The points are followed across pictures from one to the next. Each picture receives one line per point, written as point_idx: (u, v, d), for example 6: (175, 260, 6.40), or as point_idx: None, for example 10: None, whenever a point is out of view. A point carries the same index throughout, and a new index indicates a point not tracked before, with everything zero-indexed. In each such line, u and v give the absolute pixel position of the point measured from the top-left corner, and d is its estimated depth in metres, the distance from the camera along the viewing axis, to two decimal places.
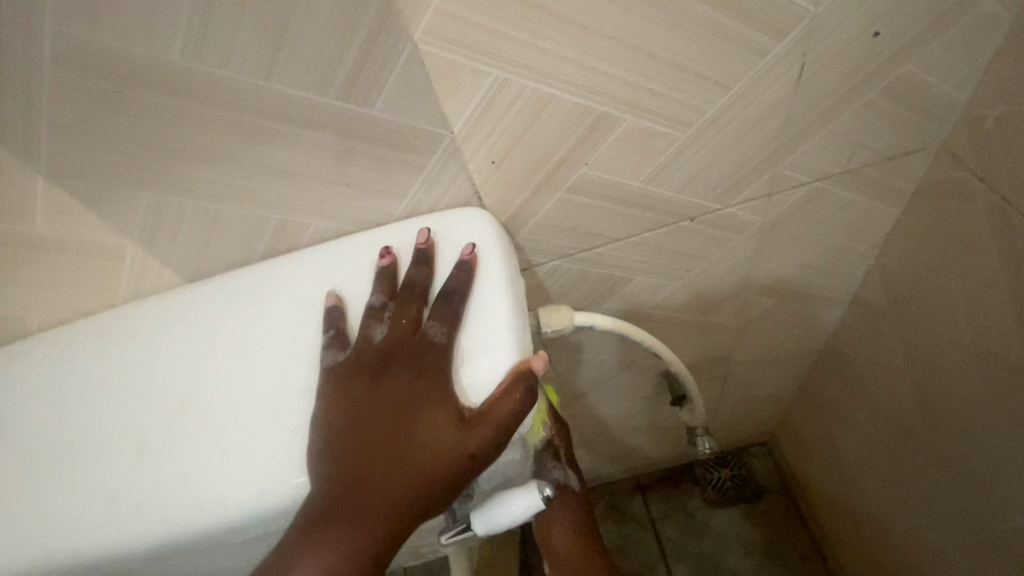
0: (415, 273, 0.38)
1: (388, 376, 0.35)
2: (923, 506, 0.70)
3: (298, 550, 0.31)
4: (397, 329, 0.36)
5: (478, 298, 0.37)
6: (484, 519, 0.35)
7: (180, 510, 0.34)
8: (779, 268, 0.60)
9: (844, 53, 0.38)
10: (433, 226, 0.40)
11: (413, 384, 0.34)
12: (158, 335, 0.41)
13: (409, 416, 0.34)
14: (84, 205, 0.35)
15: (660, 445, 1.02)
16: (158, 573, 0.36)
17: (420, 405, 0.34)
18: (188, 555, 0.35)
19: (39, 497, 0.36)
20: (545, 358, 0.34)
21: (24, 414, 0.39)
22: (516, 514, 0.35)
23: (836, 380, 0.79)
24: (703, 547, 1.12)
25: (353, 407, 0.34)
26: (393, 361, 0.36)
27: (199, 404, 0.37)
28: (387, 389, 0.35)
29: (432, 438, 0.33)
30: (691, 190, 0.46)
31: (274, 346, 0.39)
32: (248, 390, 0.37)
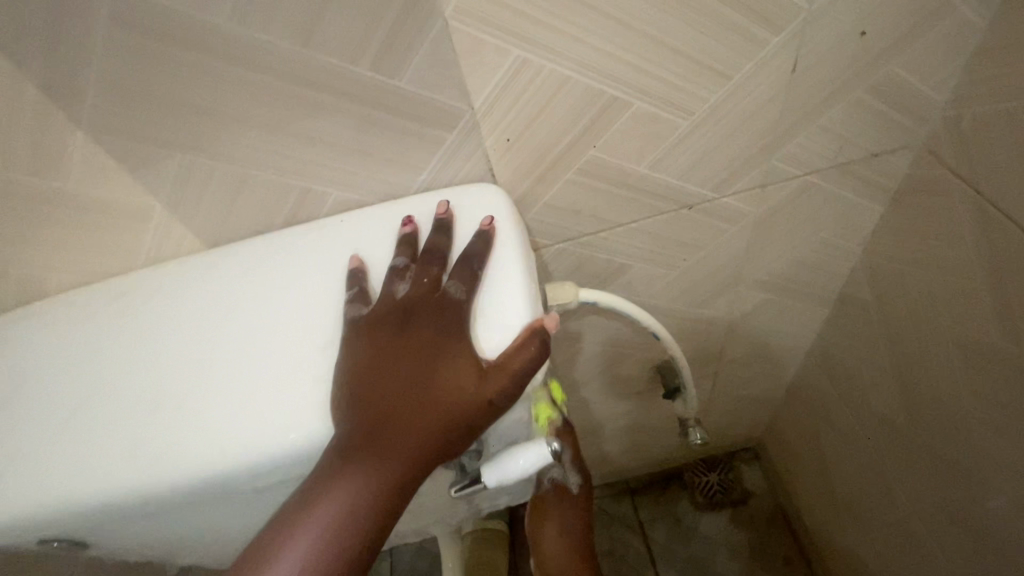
0: (435, 239, 0.40)
1: (411, 330, 0.37)
2: (905, 497, 0.72)
3: (325, 484, 0.33)
4: (417, 288, 0.38)
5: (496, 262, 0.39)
6: (497, 470, 0.37)
7: (202, 452, 0.35)
8: (770, 263, 0.63)
9: (836, 51, 0.41)
10: (452, 199, 0.42)
11: (433, 337, 0.36)
12: (180, 295, 0.42)
13: (430, 366, 0.35)
14: (118, 165, 0.37)
15: (651, 442, 1.04)
16: (175, 518, 0.38)
17: (439, 355, 0.36)
18: (207, 499, 0.36)
19: (64, 442, 0.37)
20: (557, 317, 0.36)
21: (48, 368, 0.41)
22: (527, 466, 0.36)
23: (824, 379, 0.82)
24: (690, 549, 1.15)
25: (376, 356, 0.36)
26: (414, 315, 0.37)
27: (223, 357, 0.39)
28: (408, 341, 0.36)
29: (452, 386, 0.35)
30: (691, 178, 0.49)
31: (295, 305, 0.40)
32: (270, 344, 0.39)
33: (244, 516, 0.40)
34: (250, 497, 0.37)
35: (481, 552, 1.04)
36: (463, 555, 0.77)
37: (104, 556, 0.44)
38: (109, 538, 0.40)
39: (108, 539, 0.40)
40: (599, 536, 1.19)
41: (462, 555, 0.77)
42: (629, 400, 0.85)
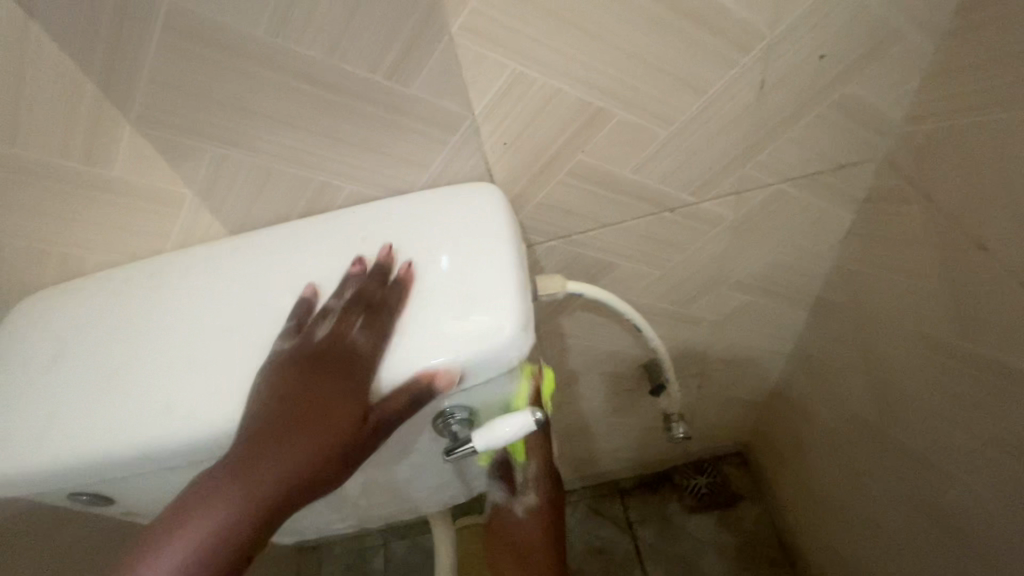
0: (371, 283, 0.43)
1: (313, 370, 0.39)
2: (878, 492, 0.76)
3: (192, 510, 0.34)
4: (333, 331, 0.41)
5: (487, 266, 0.43)
6: (486, 436, 0.41)
7: (216, 412, 0.40)
8: (749, 265, 0.67)
9: (799, 70, 0.46)
10: (396, 242, 0.46)
11: (331, 378, 0.39)
12: (207, 274, 0.47)
13: (321, 405, 0.38)
14: (158, 155, 0.42)
15: (639, 442, 1.07)
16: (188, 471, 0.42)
17: (328, 395, 0.38)
18: (220, 453, 0.41)
19: (95, 398, 0.42)
20: (454, 375, 0.39)
21: (85, 334, 0.46)
22: (513, 431, 0.40)
23: (803, 381, 0.86)
24: (678, 549, 1.18)
25: (273, 391, 0.38)
26: (320, 357, 0.40)
27: (243, 331, 0.44)
28: (308, 381, 0.39)
29: (331, 423, 0.38)
30: (673, 182, 0.53)
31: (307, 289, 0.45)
32: (282, 324, 0.43)
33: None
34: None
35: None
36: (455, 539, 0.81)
37: (133, 514, 0.48)
38: (143, 490, 0.44)
39: (143, 491, 0.44)
40: (590, 534, 1.22)
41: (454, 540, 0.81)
42: (618, 398, 0.89)
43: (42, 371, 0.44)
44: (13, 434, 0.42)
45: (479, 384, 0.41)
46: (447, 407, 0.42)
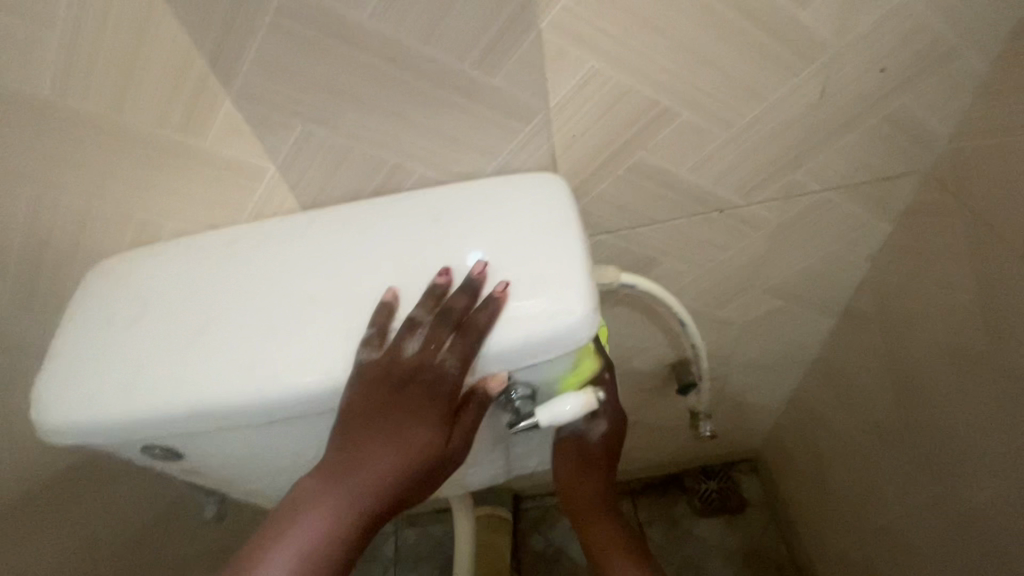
0: (459, 299, 0.42)
1: (404, 389, 0.42)
2: (895, 498, 0.77)
3: (305, 503, 0.41)
4: (423, 351, 0.42)
5: (558, 254, 0.44)
6: (547, 413, 0.44)
7: (303, 374, 0.42)
8: (784, 270, 0.69)
9: (857, 83, 0.48)
10: (487, 234, 0.46)
11: (419, 398, 0.43)
12: (285, 244, 0.49)
13: (408, 419, 0.43)
14: (249, 129, 0.44)
15: (655, 442, 1.09)
16: (271, 425, 0.44)
17: (416, 411, 0.43)
18: (302, 410, 0.43)
19: (180, 356, 0.44)
20: (502, 382, 0.43)
21: (166, 295, 0.47)
22: (574, 411, 0.44)
23: (824, 390, 0.88)
24: (685, 550, 1.19)
25: (368, 407, 0.42)
26: (411, 379, 0.42)
27: (324, 300, 0.45)
28: (400, 400, 0.42)
29: (419, 448, 0.43)
30: (724, 184, 0.56)
31: (384, 262, 0.46)
32: (361, 293, 0.45)
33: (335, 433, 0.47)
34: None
35: (486, 533, 1.09)
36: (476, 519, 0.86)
37: (201, 467, 0.50)
38: (212, 447, 0.47)
39: (212, 447, 0.47)
40: None
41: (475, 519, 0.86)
42: (641, 396, 0.91)
43: (122, 328, 0.46)
44: (101, 385, 0.44)
45: (543, 363, 0.43)
46: (511, 382, 0.44)
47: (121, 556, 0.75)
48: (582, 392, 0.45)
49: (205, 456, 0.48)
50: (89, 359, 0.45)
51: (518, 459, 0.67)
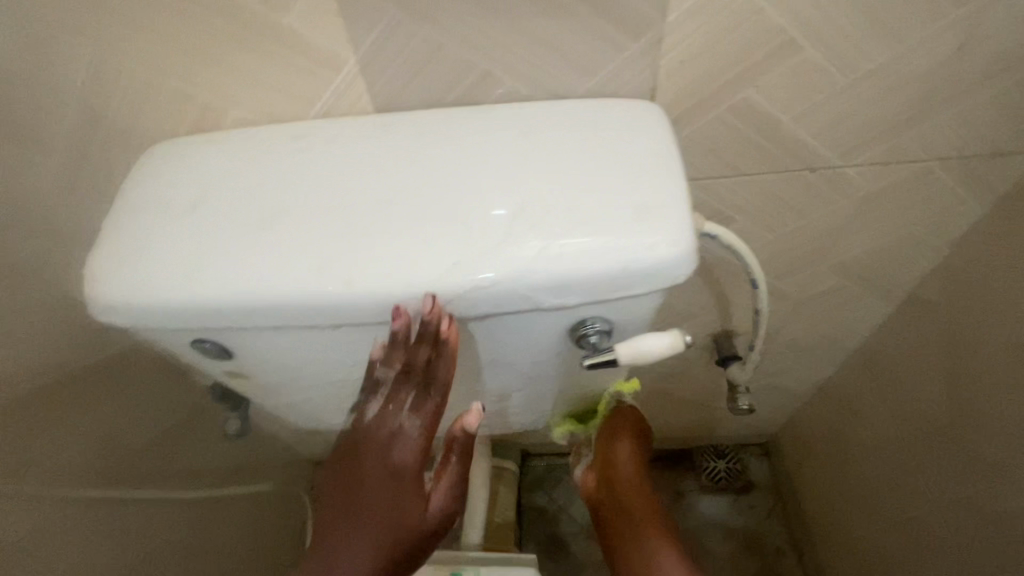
0: (412, 351, 0.41)
1: (378, 455, 0.47)
2: (927, 491, 0.76)
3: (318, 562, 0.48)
4: (389, 412, 0.46)
5: (664, 181, 0.40)
6: (633, 344, 0.40)
7: (375, 275, 0.38)
8: (857, 246, 0.65)
9: (1001, 37, 0.44)
10: (584, 151, 0.42)
11: (392, 463, 0.46)
12: (356, 142, 0.44)
13: (387, 484, 0.47)
14: (336, 9, 0.41)
15: (675, 413, 1.08)
16: (335, 329, 0.41)
17: (395, 476, 0.47)
18: (370, 315, 0.39)
19: (242, 246, 0.40)
20: (477, 414, 0.48)
21: (227, 185, 0.44)
22: (663, 345, 0.40)
23: (865, 382, 0.85)
24: (687, 523, 1.20)
25: (354, 471, 0.48)
26: (382, 442, 0.46)
27: (400, 201, 0.41)
28: (375, 466, 0.47)
29: (402, 512, 0.48)
30: (824, 139, 0.52)
31: (468, 168, 0.42)
32: (440, 197, 0.40)
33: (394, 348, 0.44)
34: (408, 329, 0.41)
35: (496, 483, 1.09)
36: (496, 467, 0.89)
37: (252, 369, 0.48)
38: (265, 347, 0.45)
39: (263, 348, 0.45)
40: None
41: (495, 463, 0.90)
42: (674, 364, 0.89)
43: (181, 214, 0.43)
44: (157, 269, 0.41)
45: (632, 298, 0.39)
46: (587, 315, 0.40)
47: (144, 456, 0.76)
48: (670, 330, 0.41)
49: (259, 358, 0.46)
50: (144, 242, 0.42)
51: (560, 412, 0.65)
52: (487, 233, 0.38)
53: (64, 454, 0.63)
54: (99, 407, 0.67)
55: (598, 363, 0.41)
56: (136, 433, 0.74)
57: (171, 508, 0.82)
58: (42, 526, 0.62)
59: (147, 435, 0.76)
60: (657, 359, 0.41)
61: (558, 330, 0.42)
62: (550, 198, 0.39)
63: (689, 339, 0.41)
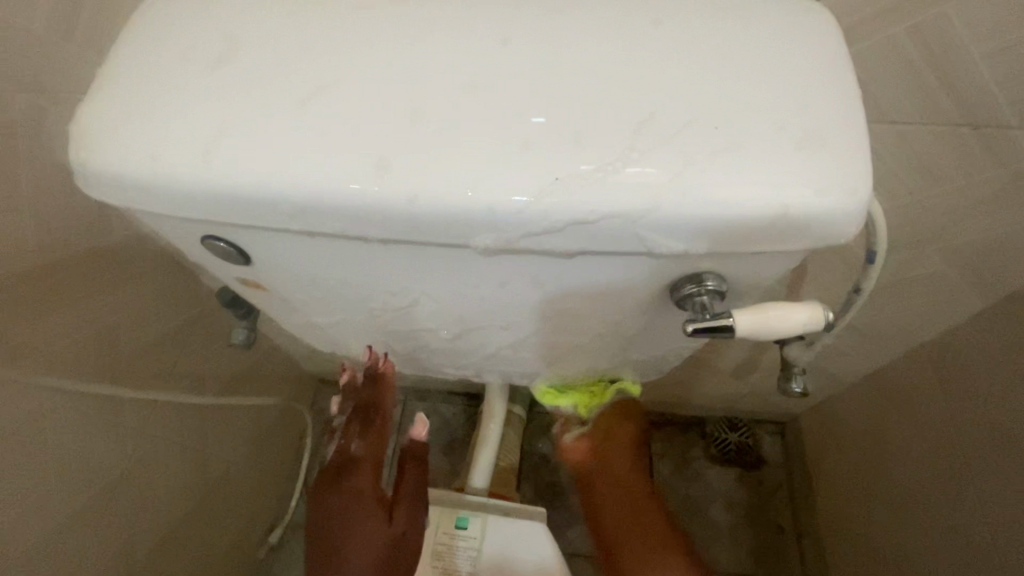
0: (359, 389, 0.56)
1: (335, 489, 0.53)
2: (980, 502, 0.70)
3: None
4: (344, 445, 0.54)
5: (846, 110, 0.30)
6: (759, 310, 0.32)
7: (445, 184, 0.29)
8: (981, 231, 0.56)
9: None
10: (742, 54, 0.31)
11: (346, 497, 0.53)
12: (439, 7, 0.34)
13: (345, 518, 0.53)
14: None
15: (703, 378, 1.04)
16: (378, 247, 0.33)
17: (351, 510, 0.53)
18: (426, 235, 0.30)
19: (275, 124, 0.31)
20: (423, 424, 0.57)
21: (263, 43, 0.34)
22: (801, 321, 0.32)
23: (926, 382, 0.77)
24: (690, 490, 1.18)
25: (318, 514, 0.54)
26: (338, 475, 0.54)
27: (492, 89, 0.31)
28: (332, 501, 0.53)
29: (368, 538, 0.53)
30: (1006, 88, 0.43)
31: (584, 57, 0.31)
32: (544, 90, 0.30)
33: (451, 281, 0.36)
34: (476, 259, 0.33)
35: None
36: (500, 414, 0.85)
37: (268, 279, 0.40)
38: (292, 258, 0.36)
39: (291, 259, 0.36)
40: None
41: (504, 405, 0.86)
42: None
43: (199, 72, 0.33)
44: (161, 139, 0.32)
45: (767, 256, 0.30)
46: (703, 270, 0.32)
47: (147, 354, 0.70)
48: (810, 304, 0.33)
49: (278, 268, 0.38)
50: (149, 102, 0.33)
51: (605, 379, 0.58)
52: (604, 147, 0.29)
53: (60, 340, 0.57)
54: (104, 294, 0.61)
55: (707, 332, 0.32)
56: (143, 328, 0.68)
57: (167, 409, 0.78)
58: (34, 412, 0.57)
59: (149, 331, 0.69)
60: (787, 337, 0.33)
61: (659, 285, 0.34)
62: (692, 112, 0.29)
63: (830, 317, 0.33)
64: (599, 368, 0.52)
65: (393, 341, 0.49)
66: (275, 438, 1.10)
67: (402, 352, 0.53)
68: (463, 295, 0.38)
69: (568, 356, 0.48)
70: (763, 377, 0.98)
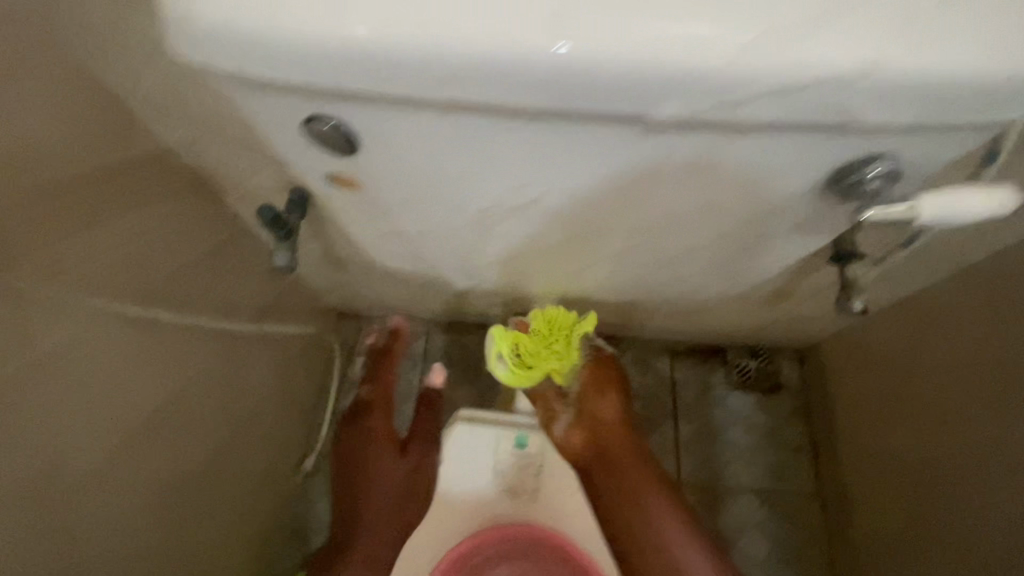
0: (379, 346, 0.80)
1: (354, 433, 0.77)
2: (1010, 415, 0.73)
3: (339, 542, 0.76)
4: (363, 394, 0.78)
5: None
6: (951, 200, 0.38)
7: (634, 45, 0.30)
8: None
9: None
10: None
11: (361, 441, 0.77)
12: None
13: (361, 460, 0.76)
14: None
15: (735, 310, 1.05)
16: (546, 121, 0.34)
17: (368, 453, 0.76)
18: (603, 100, 0.32)
19: None
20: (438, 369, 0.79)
21: None
22: (981, 209, 0.38)
23: (961, 303, 0.78)
24: (710, 414, 1.21)
25: (346, 455, 0.77)
26: (358, 421, 0.78)
27: None
28: (353, 446, 0.77)
29: (384, 475, 0.75)
30: None
31: None
32: None
33: (581, 148, 0.37)
34: (639, 133, 0.35)
35: None
36: None
37: (391, 165, 0.41)
38: (419, 131, 0.37)
39: (420, 131, 0.37)
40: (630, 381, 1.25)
41: None
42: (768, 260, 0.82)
43: None
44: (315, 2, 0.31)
45: (922, 124, 0.33)
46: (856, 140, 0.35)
47: (178, 278, 0.70)
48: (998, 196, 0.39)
49: (415, 148, 0.38)
50: None
51: (687, 278, 0.58)
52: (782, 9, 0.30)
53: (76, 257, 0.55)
54: (124, 218, 0.61)
55: (886, 220, 0.40)
56: (171, 256, 0.69)
57: (200, 338, 0.76)
58: (72, 337, 0.56)
59: (177, 256, 0.70)
60: (969, 222, 0.39)
61: (802, 157, 0.38)
62: None
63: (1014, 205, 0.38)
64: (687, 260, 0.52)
65: (496, 236, 0.50)
66: (301, 369, 1.09)
67: (492, 257, 0.52)
68: (606, 174, 0.40)
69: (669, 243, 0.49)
70: (797, 305, 1.00)
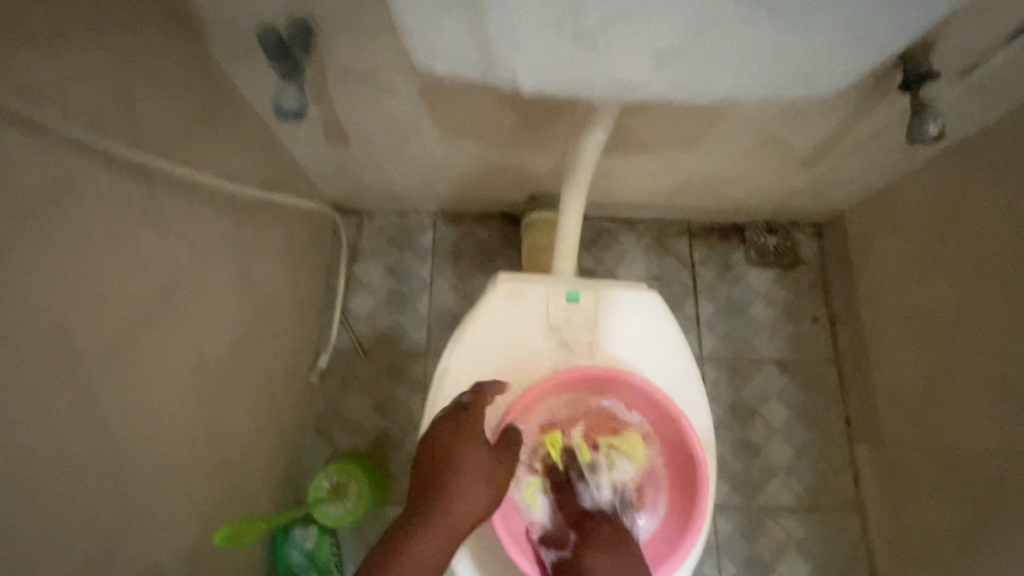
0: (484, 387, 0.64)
1: (445, 427, 0.60)
2: None
3: None
4: (462, 399, 0.62)
5: None
6: None
7: None
8: None
9: None
10: None
11: (451, 431, 0.60)
12: None
13: (446, 455, 0.58)
14: None
15: (766, 172, 0.99)
16: None
17: (458, 443, 0.59)
18: None
19: None
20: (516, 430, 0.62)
21: None
22: None
23: (1012, 137, 0.75)
24: (731, 292, 1.20)
25: (428, 447, 0.59)
26: (450, 415, 0.61)
27: None
28: (439, 440, 0.59)
29: (473, 472, 0.57)
30: None
31: None
32: None
33: None
34: None
35: (548, 237, 1.03)
36: (578, 200, 0.78)
37: None
38: None
39: None
40: (649, 263, 1.20)
41: (580, 193, 0.78)
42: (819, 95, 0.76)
43: None
44: None
45: None
46: None
47: (167, 126, 0.60)
48: None
49: None
50: None
51: (807, 77, 0.50)
52: None
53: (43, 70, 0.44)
54: (106, 39, 0.51)
55: None
56: (159, 99, 0.58)
57: (199, 204, 0.67)
58: (64, 174, 0.47)
59: (160, 96, 0.59)
60: None
61: None
62: None
63: None
64: (812, 41, 0.45)
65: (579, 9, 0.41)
66: (304, 263, 1.01)
67: (579, 33, 0.43)
68: None
69: (801, 14, 0.41)
70: (835, 162, 0.95)
